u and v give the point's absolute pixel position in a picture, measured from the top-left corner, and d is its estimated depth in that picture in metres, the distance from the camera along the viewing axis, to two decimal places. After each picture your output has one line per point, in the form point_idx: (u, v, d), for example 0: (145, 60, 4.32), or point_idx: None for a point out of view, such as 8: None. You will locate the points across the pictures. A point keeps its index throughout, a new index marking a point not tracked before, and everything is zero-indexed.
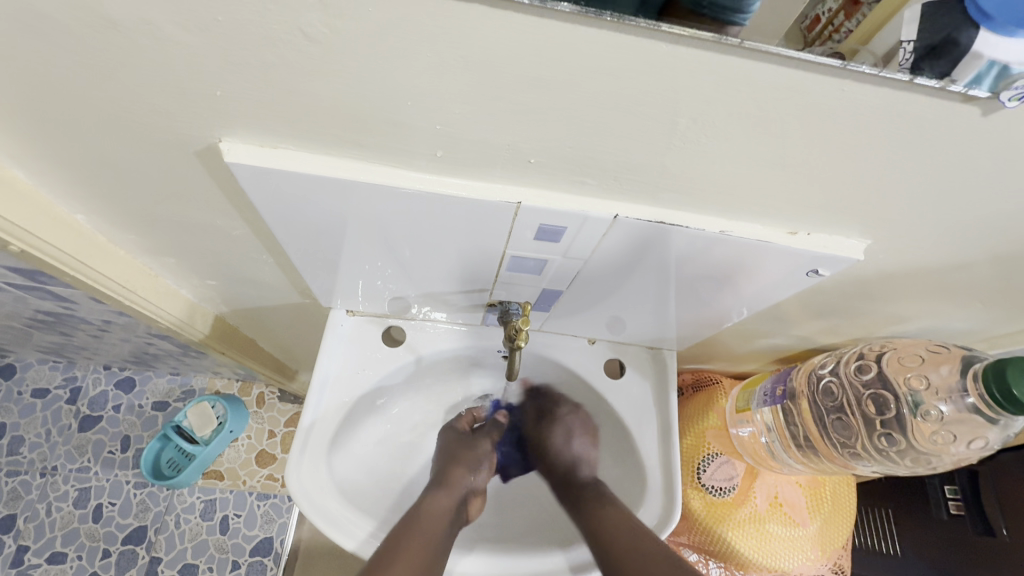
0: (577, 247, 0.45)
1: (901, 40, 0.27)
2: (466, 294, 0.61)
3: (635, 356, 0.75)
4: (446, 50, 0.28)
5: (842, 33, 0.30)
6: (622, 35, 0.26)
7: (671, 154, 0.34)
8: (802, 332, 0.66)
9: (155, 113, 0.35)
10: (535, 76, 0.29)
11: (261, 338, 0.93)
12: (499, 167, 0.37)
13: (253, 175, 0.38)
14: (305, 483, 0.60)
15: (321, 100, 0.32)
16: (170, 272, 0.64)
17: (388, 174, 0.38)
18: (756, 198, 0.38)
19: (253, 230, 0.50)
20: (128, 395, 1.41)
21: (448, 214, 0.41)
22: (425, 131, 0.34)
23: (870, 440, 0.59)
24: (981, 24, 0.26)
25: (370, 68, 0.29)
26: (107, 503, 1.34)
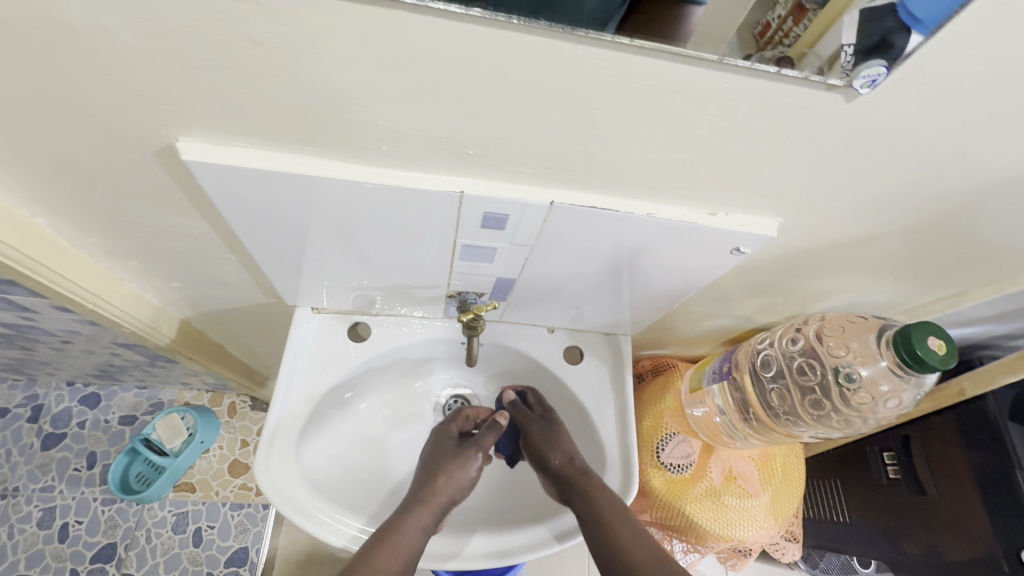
0: (521, 233, 0.48)
1: (843, 45, 0.31)
2: (426, 287, 0.63)
3: (592, 343, 0.79)
4: (381, 52, 0.31)
5: (792, 37, 0.33)
6: (531, 36, 0.30)
7: (592, 142, 0.38)
8: (742, 312, 0.72)
9: (115, 114, 0.37)
10: (463, 74, 0.32)
11: (229, 342, 0.94)
12: (442, 160, 0.40)
13: (210, 173, 0.40)
14: (275, 476, 0.62)
15: (272, 99, 0.35)
16: (135, 275, 0.65)
17: (338, 169, 0.41)
18: (675, 182, 0.42)
19: (216, 229, 0.52)
20: (93, 411, 1.39)
21: (398, 205, 0.44)
22: (370, 126, 0.37)
23: (802, 405, 0.64)
24: (913, 27, 0.29)
25: (313, 67, 0.32)
26: (73, 522, 1.31)
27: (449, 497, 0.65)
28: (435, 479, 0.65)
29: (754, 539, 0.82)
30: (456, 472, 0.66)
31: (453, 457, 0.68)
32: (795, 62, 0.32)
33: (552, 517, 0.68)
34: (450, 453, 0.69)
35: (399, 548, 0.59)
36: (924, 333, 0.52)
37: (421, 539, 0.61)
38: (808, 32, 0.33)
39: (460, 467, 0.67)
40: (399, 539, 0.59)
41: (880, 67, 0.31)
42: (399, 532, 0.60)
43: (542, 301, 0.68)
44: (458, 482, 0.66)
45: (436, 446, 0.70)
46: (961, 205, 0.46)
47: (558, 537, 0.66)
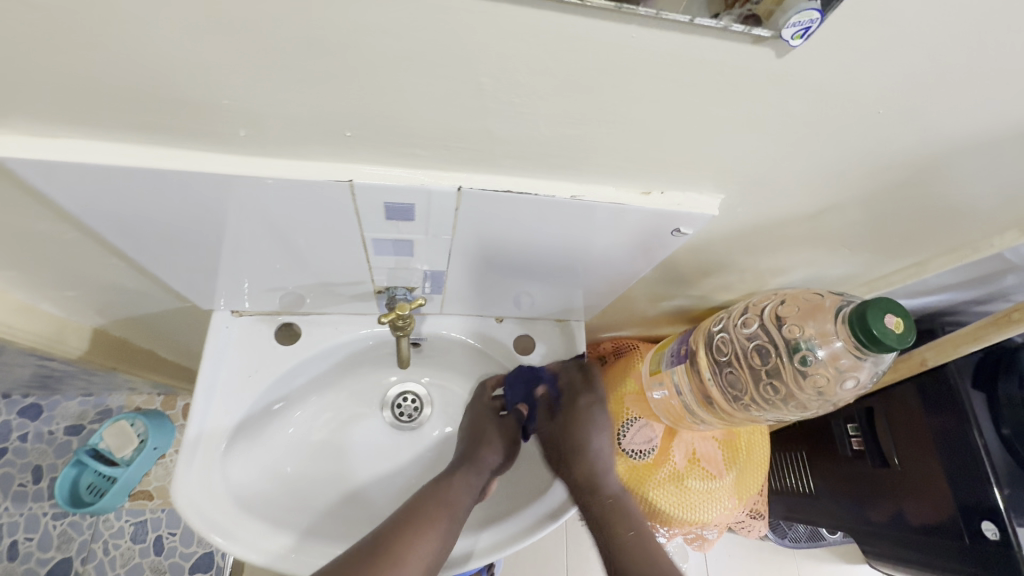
0: (435, 223, 0.43)
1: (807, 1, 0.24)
2: (350, 284, 0.58)
3: (544, 331, 0.75)
4: (190, 11, 0.24)
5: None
6: None
7: (489, 116, 0.32)
8: (697, 290, 0.67)
9: None
10: (306, 38, 0.26)
11: (159, 347, 0.87)
12: (318, 143, 0.34)
13: (38, 171, 0.33)
14: (195, 495, 0.57)
15: (80, 78, 0.28)
16: (17, 286, 0.58)
17: (197, 160, 0.35)
18: (597, 159, 0.37)
19: (85, 234, 0.45)
20: (35, 422, 1.30)
21: (282, 198, 0.38)
22: (217, 108, 0.30)
23: (759, 389, 0.61)
24: None
25: (110, 33, 0.25)
26: (23, 538, 1.25)
27: (492, 465, 0.68)
28: (481, 445, 0.68)
29: (720, 521, 0.80)
30: (497, 440, 0.69)
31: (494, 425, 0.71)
32: (761, 21, 0.26)
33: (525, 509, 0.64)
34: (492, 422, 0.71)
35: (454, 503, 0.61)
36: (880, 310, 0.48)
37: (470, 500, 0.63)
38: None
39: (500, 436, 0.70)
40: (452, 496, 0.61)
41: (812, 12, 0.25)
42: (450, 489, 0.62)
43: (483, 290, 0.63)
44: (496, 450, 0.69)
45: (476, 422, 0.72)
46: (918, 171, 0.42)
47: (529, 530, 0.63)
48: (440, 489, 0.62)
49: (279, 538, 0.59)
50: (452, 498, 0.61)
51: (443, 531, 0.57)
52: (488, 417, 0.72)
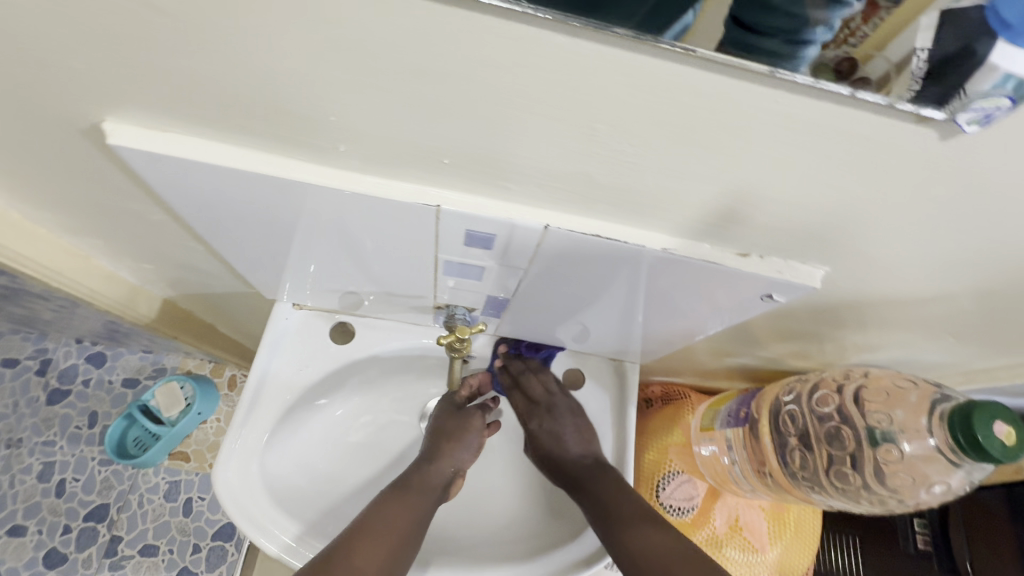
0: (512, 255, 0.41)
1: (915, 49, 0.23)
2: (413, 297, 0.57)
3: (595, 366, 0.72)
4: (313, 31, 0.24)
5: (858, 37, 0.23)
6: (514, 24, 0.22)
7: (595, 162, 0.30)
8: (767, 351, 0.63)
9: (25, 87, 0.31)
10: (422, 69, 0.25)
11: (219, 322, 0.91)
12: (413, 167, 0.33)
13: (144, 162, 0.34)
14: (232, 487, 0.59)
15: (196, 80, 0.28)
16: (103, 253, 0.60)
17: (292, 168, 0.34)
18: (699, 215, 0.34)
19: (173, 218, 0.46)
20: (99, 370, 1.40)
21: (365, 212, 0.37)
22: (319, 123, 0.30)
23: (826, 475, 0.56)
24: (1000, 34, 0.21)
25: (235, 44, 0.25)
26: (71, 478, 1.33)
27: (456, 462, 0.65)
28: (446, 442, 0.65)
29: None
30: (461, 436, 0.66)
31: (455, 419, 0.67)
32: (859, 65, 0.23)
33: (554, 553, 0.63)
34: (459, 416, 0.67)
35: (412, 508, 0.58)
36: (989, 417, 0.43)
37: (431, 504, 0.61)
38: (885, 24, 0.23)
39: (469, 432, 0.67)
40: (409, 504, 0.59)
41: (1003, 98, 0.22)
42: (407, 496, 0.59)
43: (538, 322, 0.60)
44: (462, 446, 0.66)
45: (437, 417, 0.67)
46: None
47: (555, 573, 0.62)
48: (400, 494, 0.59)
49: (303, 537, 0.60)
50: (413, 501, 0.59)
51: (402, 540, 0.56)
52: (453, 412, 0.68)
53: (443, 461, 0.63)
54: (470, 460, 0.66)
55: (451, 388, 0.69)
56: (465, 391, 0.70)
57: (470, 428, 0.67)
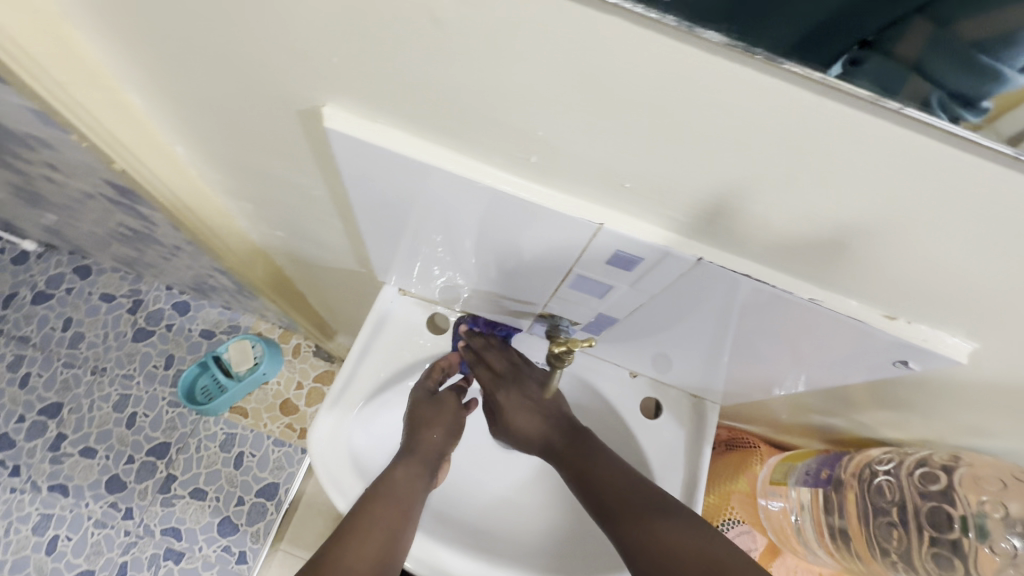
0: (648, 280, 0.43)
1: None
2: (520, 303, 0.59)
3: (674, 401, 0.72)
4: (571, 59, 0.26)
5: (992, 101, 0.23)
6: (770, 78, 0.24)
7: (777, 207, 0.32)
8: (861, 419, 0.61)
9: (273, 68, 0.35)
10: (656, 104, 0.27)
11: (311, 293, 0.96)
12: (592, 188, 0.35)
13: (349, 146, 0.38)
14: (324, 452, 0.63)
15: (433, 87, 0.31)
16: (245, 216, 0.65)
17: (476, 171, 0.37)
18: (854, 272, 0.35)
19: (332, 195, 0.50)
20: (182, 317, 1.50)
21: (527, 220, 0.40)
22: (526, 138, 0.33)
23: (921, 555, 0.58)
24: None
25: (490, 62, 0.28)
26: (141, 413, 1.41)
27: (437, 448, 0.66)
28: (422, 431, 0.66)
29: None
30: (440, 422, 0.67)
31: (430, 406, 0.67)
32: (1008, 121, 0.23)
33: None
34: (431, 403, 0.67)
35: (395, 495, 0.60)
36: None
37: (417, 490, 0.62)
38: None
39: (444, 417, 0.67)
40: (392, 492, 0.60)
41: None
42: (389, 485, 0.60)
43: (626, 332, 0.65)
44: (439, 430, 0.67)
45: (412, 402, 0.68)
46: None
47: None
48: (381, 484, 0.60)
49: None
50: (395, 489, 0.60)
51: (388, 526, 0.57)
52: (426, 398, 0.68)
53: (424, 449, 0.65)
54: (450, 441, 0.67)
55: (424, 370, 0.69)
56: (436, 373, 0.68)
57: (445, 411, 0.68)
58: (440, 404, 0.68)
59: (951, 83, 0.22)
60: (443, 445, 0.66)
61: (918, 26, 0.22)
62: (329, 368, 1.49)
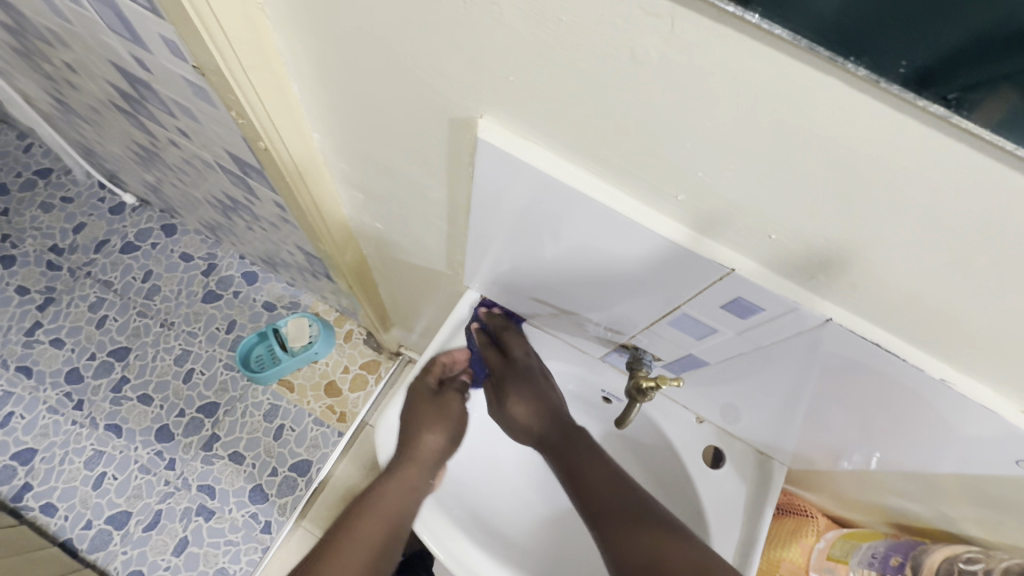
0: (760, 330, 0.42)
1: None
2: (605, 329, 0.60)
3: (739, 454, 0.70)
4: (764, 112, 0.27)
5: None
6: (985, 158, 0.23)
7: (935, 280, 0.31)
8: (944, 510, 0.57)
9: (442, 77, 0.37)
10: (841, 164, 0.27)
11: (384, 284, 1.00)
12: (735, 234, 0.36)
13: (497, 157, 0.39)
14: (390, 440, 0.69)
15: (601, 113, 0.32)
16: (352, 204, 0.69)
17: (614, 197, 0.38)
18: (995, 360, 0.34)
19: (449, 198, 0.53)
20: (249, 287, 1.57)
21: (653, 252, 0.40)
22: (683, 174, 0.33)
23: None
24: None
25: (673, 102, 0.29)
26: (198, 370, 1.49)
27: (433, 453, 0.69)
28: (419, 438, 0.68)
29: None
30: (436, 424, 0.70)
31: (429, 408, 0.70)
32: None
33: None
34: (427, 403, 0.70)
35: (383, 507, 0.63)
36: None
37: (410, 500, 0.65)
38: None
39: (440, 419, 0.70)
40: (382, 501, 0.63)
41: None
42: (380, 495, 0.64)
43: (704, 377, 0.64)
44: (435, 433, 0.69)
45: (411, 399, 0.70)
46: None
47: None
48: (373, 493, 0.64)
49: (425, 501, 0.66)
50: (385, 500, 0.63)
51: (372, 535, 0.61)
52: (426, 397, 0.71)
53: (418, 456, 0.67)
54: (445, 440, 0.70)
55: (422, 368, 0.72)
56: (435, 369, 0.72)
57: (447, 412, 0.71)
58: (435, 406, 0.71)
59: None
60: (439, 449, 0.69)
61: (1000, 93, 0.20)
62: (376, 358, 1.53)
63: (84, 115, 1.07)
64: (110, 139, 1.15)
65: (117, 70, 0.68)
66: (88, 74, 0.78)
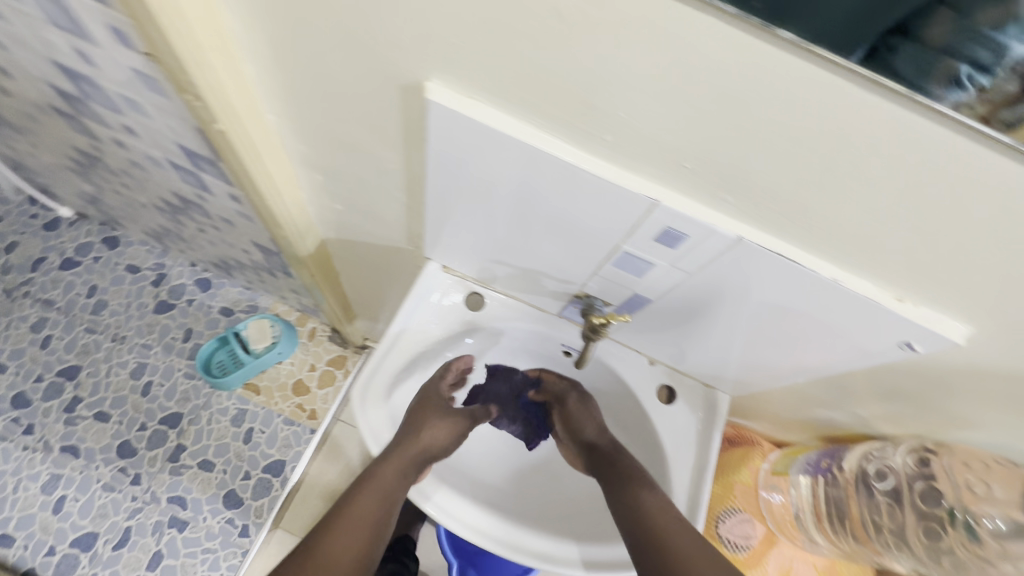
0: (689, 257, 0.49)
1: None
2: (559, 281, 0.65)
3: (688, 389, 0.78)
4: (664, 54, 0.32)
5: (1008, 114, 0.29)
6: (826, 74, 0.30)
7: (812, 187, 0.38)
8: (859, 413, 0.66)
9: (391, 45, 0.41)
10: (731, 93, 0.33)
11: (345, 270, 1.02)
12: (654, 167, 0.42)
13: (445, 118, 0.44)
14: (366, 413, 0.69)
15: (532, 65, 0.37)
16: (309, 187, 0.71)
17: (551, 144, 0.43)
18: (865, 251, 0.41)
19: (405, 166, 0.57)
20: (203, 294, 1.54)
21: (590, 193, 0.46)
22: (608, 116, 0.39)
23: (911, 528, 0.63)
24: None
25: (590, 49, 0.34)
26: (157, 382, 1.45)
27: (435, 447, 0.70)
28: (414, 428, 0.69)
29: None
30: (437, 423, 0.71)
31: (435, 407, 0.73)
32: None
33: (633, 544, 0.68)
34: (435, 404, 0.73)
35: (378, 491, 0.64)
36: None
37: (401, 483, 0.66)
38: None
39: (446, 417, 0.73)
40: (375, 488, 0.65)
41: None
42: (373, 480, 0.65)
43: (652, 328, 0.71)
44: (439, 430, 0.71)
45: (421, 398, 0.73)
46: None
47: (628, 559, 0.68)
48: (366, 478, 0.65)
49: None
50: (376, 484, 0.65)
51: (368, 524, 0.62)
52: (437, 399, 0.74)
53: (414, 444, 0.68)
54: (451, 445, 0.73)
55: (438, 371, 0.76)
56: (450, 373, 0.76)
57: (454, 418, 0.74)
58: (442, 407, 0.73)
59: (973, 54, 0.28)
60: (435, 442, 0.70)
61: (942, 16, 0.28)
62: (342, 353, 1.54)
63: (15, 124, 1.03)
64: (43, 148, 1.11)
65: (56, 68, 0.68)
66: (21, 75, 0.76)
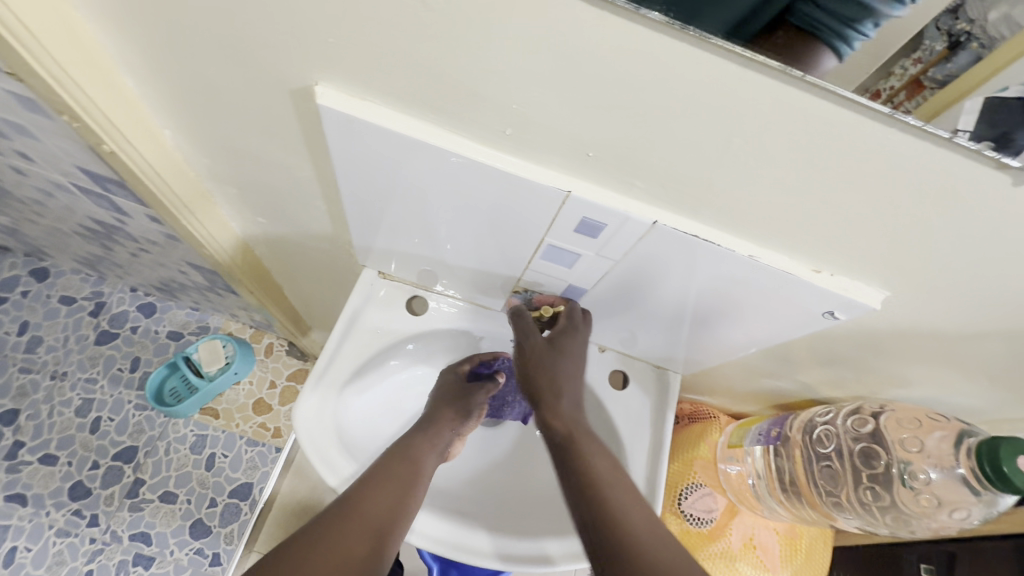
0: (612, 246, 0.48)
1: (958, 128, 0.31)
2: (497, 278, 0.64)
3: (640, 372, 0.78)
4: (542, 41, 0.31)
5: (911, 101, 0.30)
6: (703, 51, 0.29)
7: (715, 167, 0.37)
8: (803, 379, 0.68)
9: (268, 48, 0.38)
10: (617, 76, 0.32)
11: (288, 283, 0.98)
12: (561, 157, 0.40)
13: (339, 122, 0.41)
14: (309, 426, 0.65)
15: (416, 60, 0.35)
16: (227, 202, 0.68)
17: (455, 142, 0.41)
18: (778, 226, 0.41)
19: (317, 174, 0.54)
20: (148, 319, 1.47)
21: (503, 190, 0.44)
22: (503, 109, 0.37)
23: (855, 489, 0.63)
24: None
25: (468, 40, 0.32)
26: (106, 417, 1.38)
27: (458, 429, 0.67)
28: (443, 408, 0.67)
29: None
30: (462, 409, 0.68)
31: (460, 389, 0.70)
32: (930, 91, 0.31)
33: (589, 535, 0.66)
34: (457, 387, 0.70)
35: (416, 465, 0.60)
36: (1015, 451, 0.48)
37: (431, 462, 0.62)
38: (932, 100, 0.31)
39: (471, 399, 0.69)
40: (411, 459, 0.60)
41: (995, 156, 0.31)
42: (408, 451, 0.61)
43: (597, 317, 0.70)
44: (462, 414, 0.68)
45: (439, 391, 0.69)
46: None
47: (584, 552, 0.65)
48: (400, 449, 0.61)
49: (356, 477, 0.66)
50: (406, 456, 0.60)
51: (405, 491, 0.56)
52: (455, 383, 0.70)
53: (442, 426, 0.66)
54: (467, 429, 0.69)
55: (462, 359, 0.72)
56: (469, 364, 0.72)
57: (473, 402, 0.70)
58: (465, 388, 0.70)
59: None
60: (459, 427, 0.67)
61: None
62: (303, 366, 1.49)
63: None
64: None
65: None
66: None
